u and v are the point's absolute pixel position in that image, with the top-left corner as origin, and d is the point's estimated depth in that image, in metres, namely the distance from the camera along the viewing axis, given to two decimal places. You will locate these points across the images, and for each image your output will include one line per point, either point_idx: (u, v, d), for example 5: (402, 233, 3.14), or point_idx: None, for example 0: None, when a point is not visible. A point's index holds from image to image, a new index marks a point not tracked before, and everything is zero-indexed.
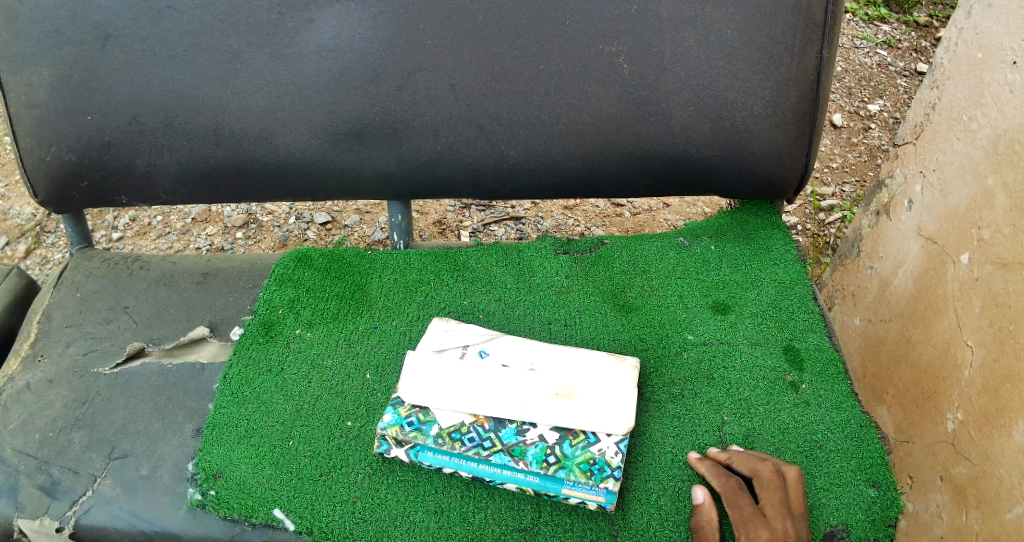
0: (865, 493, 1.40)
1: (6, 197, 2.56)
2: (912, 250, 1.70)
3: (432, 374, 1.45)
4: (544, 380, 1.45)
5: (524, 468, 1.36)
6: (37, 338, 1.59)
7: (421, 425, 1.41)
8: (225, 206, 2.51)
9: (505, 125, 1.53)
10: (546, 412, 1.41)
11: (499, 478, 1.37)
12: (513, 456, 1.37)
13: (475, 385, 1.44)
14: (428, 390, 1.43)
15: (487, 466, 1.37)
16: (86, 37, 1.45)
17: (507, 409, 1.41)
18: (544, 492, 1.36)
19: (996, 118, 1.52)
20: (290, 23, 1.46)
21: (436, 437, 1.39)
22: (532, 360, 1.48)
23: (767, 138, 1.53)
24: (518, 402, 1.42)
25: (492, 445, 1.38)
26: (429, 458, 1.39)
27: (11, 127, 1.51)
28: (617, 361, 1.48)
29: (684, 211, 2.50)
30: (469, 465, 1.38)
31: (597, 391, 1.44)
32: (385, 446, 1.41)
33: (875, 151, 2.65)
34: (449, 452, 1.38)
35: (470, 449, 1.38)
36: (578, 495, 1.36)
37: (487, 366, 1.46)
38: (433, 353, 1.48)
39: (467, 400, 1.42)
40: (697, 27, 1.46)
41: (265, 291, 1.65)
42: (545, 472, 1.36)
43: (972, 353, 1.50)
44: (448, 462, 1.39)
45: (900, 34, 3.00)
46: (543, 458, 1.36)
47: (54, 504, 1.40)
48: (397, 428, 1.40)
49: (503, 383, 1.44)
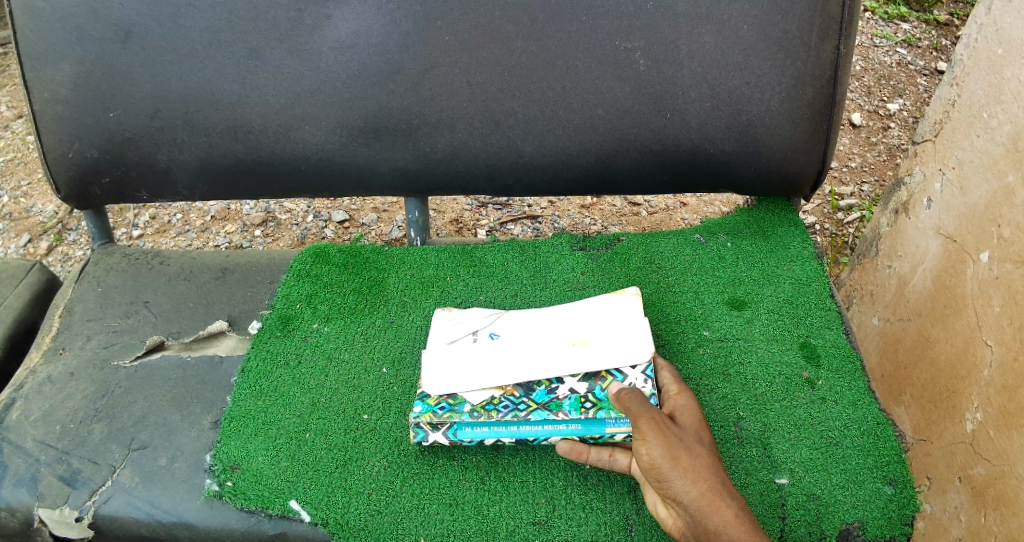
0: (882, 490, 1.38)
1: (29, 197, 2.62)
2: (931, 249, 1.69)
3: (448, 364, 1.48)
4: (559, 338, 1.51)
5: (565, 418, 1.40)
6: (58, 332, 1.62)
7: (454, 405, 1.43)
8: (244, 204, 2.55)
9: (521, 122, 1.54)
10: (570, 364, 1.46)
11: (542, 435, 1.40)
12: (551, 410, 1.41)
13: (496, 362, 1.48)
14: (450, 378, 1.45)
15: (528, 426, 1.41)
16: (109, 35, 1.47)
17: (532, 371, 1.45)
18: (589, 438, 1.39)
19: (1016, 114, 1.51)
20: (308, 20, 1.47)
21: (470, 412, 1.42)
22: (546, 323, 1.55)
23: (782, 134, 1.53)
24: (541, 363, 1.46)
25: (526, 405, 1.42)
26: (468, 434, 1.41)
27: (35, 124, 1.54)
28: (617, 297, 1.55)
29: (701, 210, 2.50)
30: (510, 430, 1.41)
31: (611, 332, 1.50)
32: (420, 434, 1.41)
33: (895, 151, 2.63)
34: (486, 423, 1.42)
35: (506, 414, 1.42)
36: (623, 432, 1.39)
37: (497, 343, 1.51)
38: (447, 345, 1.51)
39: (491, 375, 1.45)
40: (714, 23, 1.46)
41: (284, 286, 1.67)
42: (587, 417, 1.40)
43: (991, 352, 1.49)
44: (487, 433, 1.41)
45: (921, 32, 2.99)
46: (580, 405, 1.41)
47: (73, 494, 1.41)
48: (429, 413, 1.42)
49: (520, 349, 1.50)
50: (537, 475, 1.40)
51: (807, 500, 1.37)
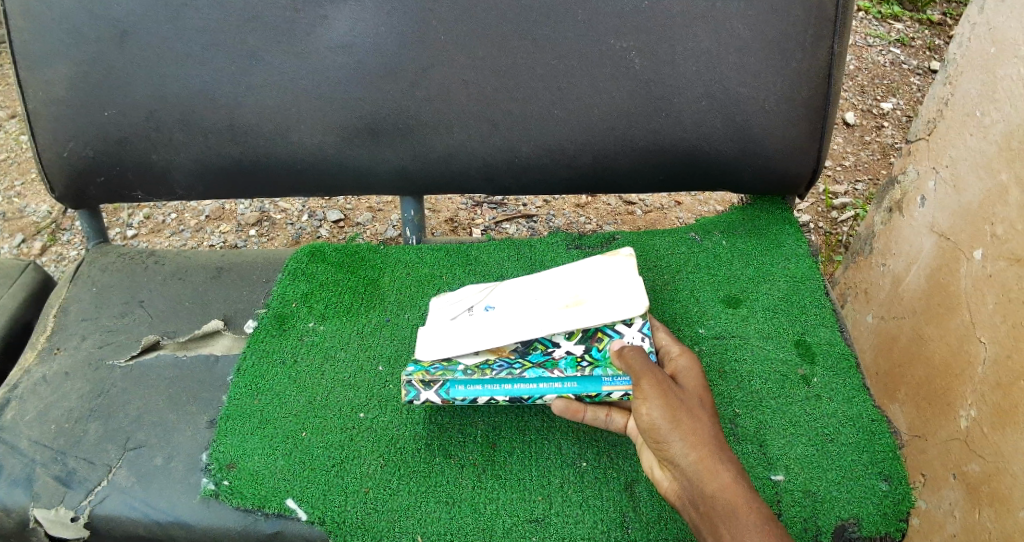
0: (877, 486, 1.39)
1: (22, 197, 2.61)
2: (925, 247, 1.69)
3: (443, 334, 1.48)
4: (553, 301, 1.50)
5: (560, 375, 1.41)
6: (53, 332, 1.61)
7: (447, 365, 1.44)
8: (238, 204, 2.54)
9: (517, 122, 1.54)
10: (564, 322, 1.44)
11: (537, 393, 1.41)
12: (547, 368, 1.43)
13: (491, 329, 1.47)
14: (444, 345, 1.45)
15: (523, 384, 1.42)
16: (104, 35, 1.47)
17: (526, 332, 1.44)
18: (585, 395, 1.40)
19: (1009, 113, 1.52)
20: (304, 20, 1.47)
21: (464, 370, 1.43)
22: (540, 291, 1.53)
23: (777, 133, 1.54)
24: (535, 324, 1.45)
25: (521, 364, 1.44)
26: (461, 392, 1.42)
27: (30, 124, 1.53)
28: (612, 258, 1.55)
29: (696, 209, 2.51)
30: (504, 388, 1.42)
31: (604, 292, 1.49)
32: (412, 393, 1.42)
33: (888, 149, 2.64)
34: (480, 381, 1.42)
35: (501, 372, 1.43)
36: (619, 390, 1.39)
37: (493, 313, 1.50)
38: (443, 319, 1.52)
39: (484, 339, 1.45)
40: (709, 23, 1.46)
41: (279, 285, 1.67)
42: (582, 374, 1.41)
43: (985, 349, 1.50)
44: (481, 391, 1.42)
45: (914, 32, 3.00)
46: (576, 363, 1.43)
47: (69, 494, 1.41)
48: (422, 372, 1.43)
49: (514, 314, 1.49)
50: (533, 473, 1.40)
51: (803, 497, 1.37)
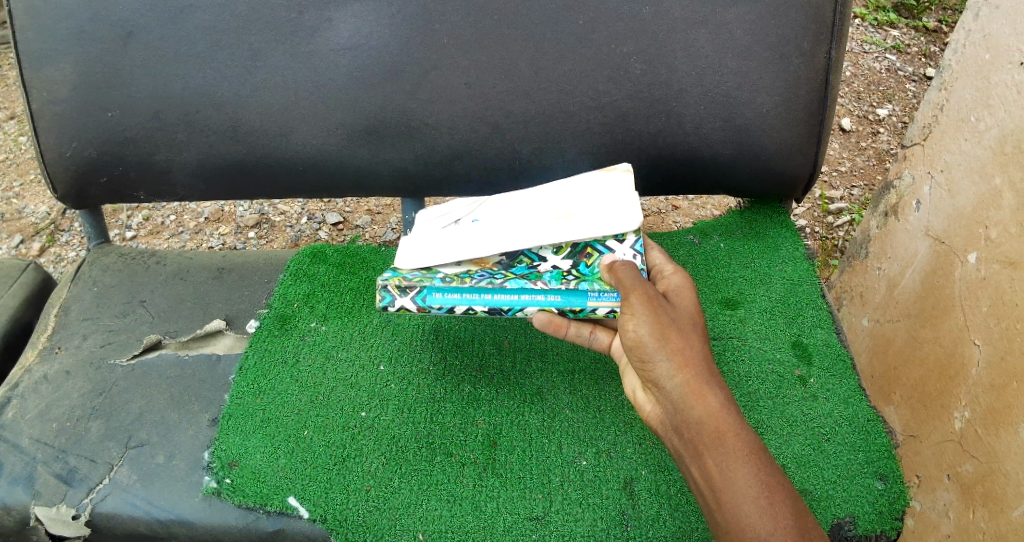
0: (873, 486, 1.40)
1: (21, 197, 2.61)
2: (920, 250, 1.71)
3: (426, 243, 1.46)
4: (543, 214, 1.46)
5: (543, 288, 1.41)
6: (54, 331, 1.62)
7: (427, 273, 1.44)
8: (237, 206, 2.55)
9: (518, 124, 1.56)
10: (550, 234, 1.41)
11: (518, 305, 1.40)
12: (530, 280, 1.43)
13: (474, 238, 1.44)
14: (425, 254, 1.44)
15: (504, 295, 1.41)
16: (108, 35, 1.48)
17: (509, 243, 1.41)
18: (568, 310, 1.40)
19: (1003, 118, 1.54)
20: (308, 22, 1.49)
21: (443, 278, 1.43)
22: (531, 203, 1.50)
23: (775, 136, 1.55)
24: (520, 235, 1.42)
25: (504, 275, 1.43)
26: (438, 300, 1.40)
27: (33, 123, 1.54)
28: (609, 174, 1.48)
29: (693, 213, 2.53)
30: (484, 298, 1.40)
31: (595, 207, 1.45)
32: (387, 299, 1.40)
33: (884, 155, 2.66)
34: (459, 290, 1.41)
35: (482, 282, 1.42)
36: (605, 307, 1.39)
37: (479, 225, 1.47)
38: (429, 230, 1.50)
39: (466, 249, 1.42)
40: (708, 27, 1.48)
41: (281, 285, 1.68)
42: (566, 289, 1.41)
43: (979, 351, 1.51)
44: (459, 301, 1.40)
45: (909, 39, 3.03)
46: (561, 278, 1.43)
47: (71, 492, 1.42)
48: (399, 279, 1.42)
49: (501, 226, 1.46)
50: (533, 471, 1.42)
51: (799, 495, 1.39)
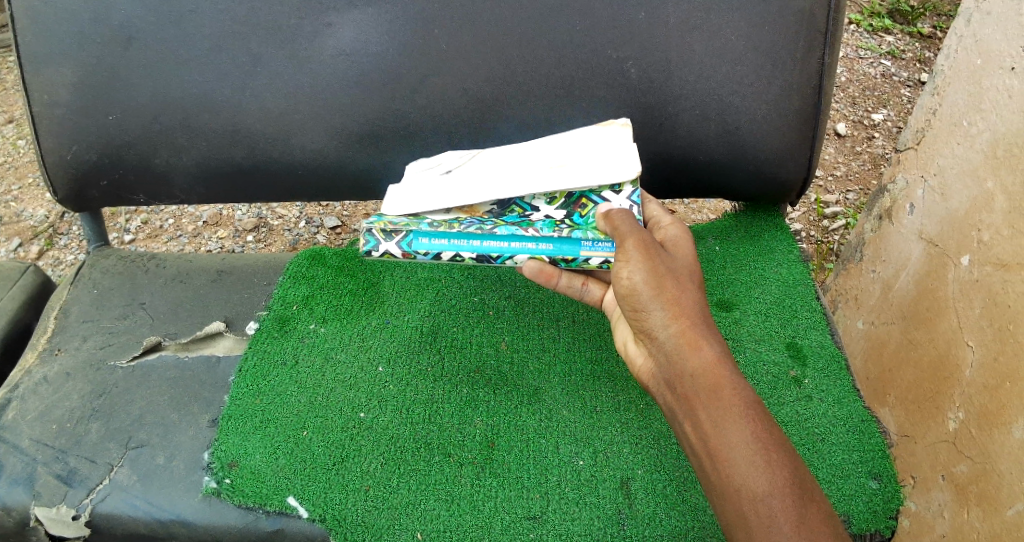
0: (867, 485, 1.42)
1: (20, 201, 2.62)
2: (914, 253, 1.73)
3: (416, 190, 1.48)
4: (536, 163, 1.47)
5: (534, 236, 1.44)
6: (54, 333, 1.63)
7: (415, 218, 1.46)
8: (236, 210, 2.56)
9: (516, 127, 1.57)
10: (541, 183, 1.43)
11: (507, 252, 1.44)
12: (520, 227, 1.45)
13: (465, 186, 1.45)
14: (414, 201, 1.46)
15: (494, 242, 1.44)
16: (109, 38, 1.49)
17: (500, 191, 1.43)
18: (561, 257, 1.44)
19: (995, 122, 1.56)
20: (308, 27, 1.50)
21: (430, 223, 1.46)
22: (524, 152, 1.50)
23: (769, 140, 1.57)
24: (512, 185, 1.43)
25: (494, 222, 1.45)
26: (424, 246, 1.45)
27: (34, 126, 1.55)
28: (605, 128, 1.48)
29: (689, 217, 2.54)
30: (473, 245, 1.44)
31: (588, 157, 1.46)
32: (372, 243, 1.45)
33: (879, 160, 2.68)
34: (446, 236, 1.45)
35: (471, 227, 1.45)
36: (598, 256, 1.43)
37: (471, 173, 1.47)
38: (420, 178, 1.51)
39: (456, 197, 1.44)
40: (704, 31, 1.50)
41: (280, 288, 1.69)
42: (558, 237, 1.44)
43: (972, 352, 1.53)
44: (447, 246, 1.45)
45: (904, 44, 3.05)
46: (554, 226, 1.45)
47: (71, 492, 1.42)
48: (385, 223, 1.46)
49: (493, 173, 1.46)
50: (530, 471, 1.43)
51: None
